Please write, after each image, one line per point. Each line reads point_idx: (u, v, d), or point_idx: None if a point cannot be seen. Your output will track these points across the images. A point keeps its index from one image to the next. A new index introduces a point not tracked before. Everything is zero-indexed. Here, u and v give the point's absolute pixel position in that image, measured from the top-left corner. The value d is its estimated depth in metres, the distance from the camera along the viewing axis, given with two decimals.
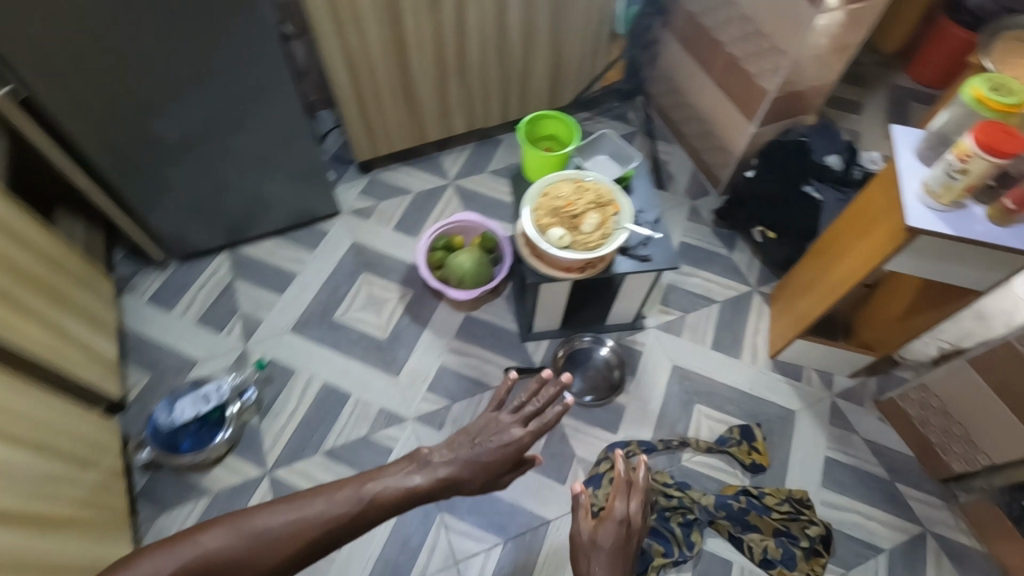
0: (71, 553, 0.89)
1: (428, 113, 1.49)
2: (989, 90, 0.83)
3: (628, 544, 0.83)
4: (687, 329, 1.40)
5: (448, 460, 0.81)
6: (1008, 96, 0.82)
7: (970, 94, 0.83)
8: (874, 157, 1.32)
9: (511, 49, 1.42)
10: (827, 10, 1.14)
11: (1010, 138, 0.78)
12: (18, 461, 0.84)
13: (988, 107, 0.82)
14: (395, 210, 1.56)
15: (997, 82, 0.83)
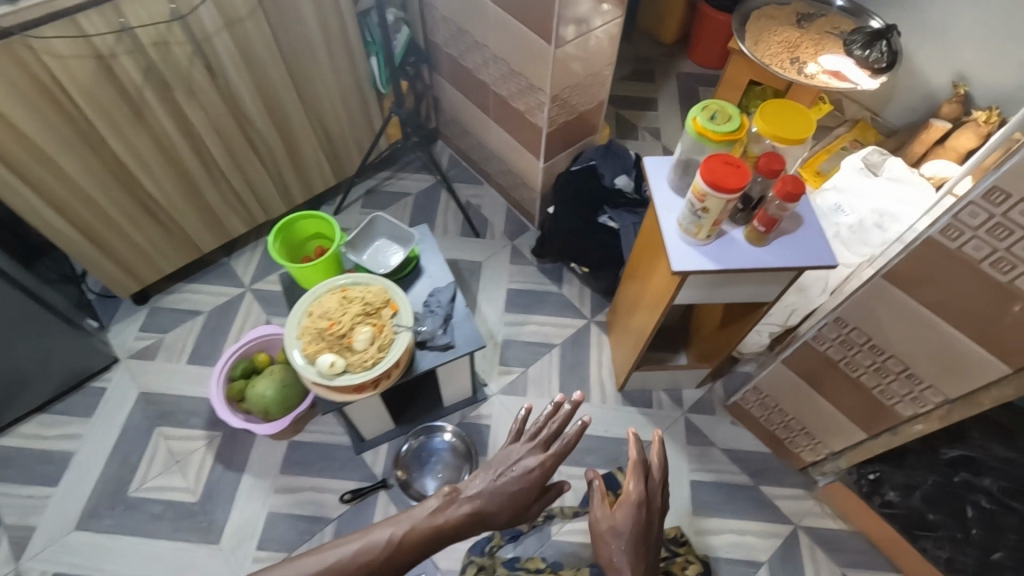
0: None
1: (190, 226, 1.30)
2: (708, 120, 0.79)
3: (640, 538, 0.86)
4: (531, 384, 1.32)
5: (479, 489, 0.83)
6: (726, 124, 0.79)
7: (693, 126, 0.80)
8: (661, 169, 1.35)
9: (261, 138, 1.26)
10: (563, 44, 1.09)
11: (732, 171, 0.75)
12: None
13: (710, 137, 0.79)
14: (185, 339, 1.35)
15: (714, 108, 0.80)
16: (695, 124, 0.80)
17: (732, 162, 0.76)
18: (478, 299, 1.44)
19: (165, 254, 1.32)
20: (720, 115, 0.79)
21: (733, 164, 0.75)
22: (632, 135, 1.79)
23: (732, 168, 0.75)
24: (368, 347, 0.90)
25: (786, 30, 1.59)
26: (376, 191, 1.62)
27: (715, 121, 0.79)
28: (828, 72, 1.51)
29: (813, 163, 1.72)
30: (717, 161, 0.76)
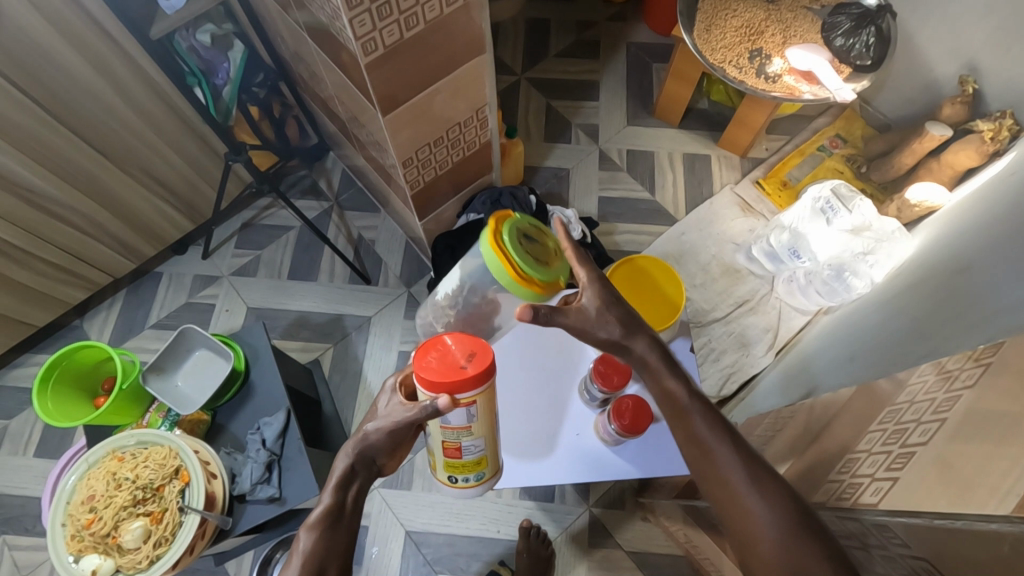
0: None
1: (8, 306, 1.10)
2: (518, 242, 0.62)
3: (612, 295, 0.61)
4: (417, 476, 1.16)
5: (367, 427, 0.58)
6: (553, 263, 0.64)
7: (488, 237, 0.62)
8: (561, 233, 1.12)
9: (64, 204, 1.02)
10: (401, 106, 0.82)
11: (449, 370, 0.52)
12: None
13: (529, 281, 0.60)
14: (31, 425, 1.19)
15: (541, 235, 0.67)
16: (500, 238, 0.62)
17: (469, 355, 0.54)
18: (364, 367, 1.25)
19: None
20: (535, 234, 0.66)
21: (460, 360, 0.53)
22: (564, 136, 1.48)
23: (450, 368, 0.53)
24: (142, 543, 0.74)
25: (749, 9, 1.24)
26: (252, 225, 1.37)
27: (529, 253, 0.62)
28: (796, 72, 1.17)
29: (779, 171, 1.41)
30: (445, 348, 0.55)
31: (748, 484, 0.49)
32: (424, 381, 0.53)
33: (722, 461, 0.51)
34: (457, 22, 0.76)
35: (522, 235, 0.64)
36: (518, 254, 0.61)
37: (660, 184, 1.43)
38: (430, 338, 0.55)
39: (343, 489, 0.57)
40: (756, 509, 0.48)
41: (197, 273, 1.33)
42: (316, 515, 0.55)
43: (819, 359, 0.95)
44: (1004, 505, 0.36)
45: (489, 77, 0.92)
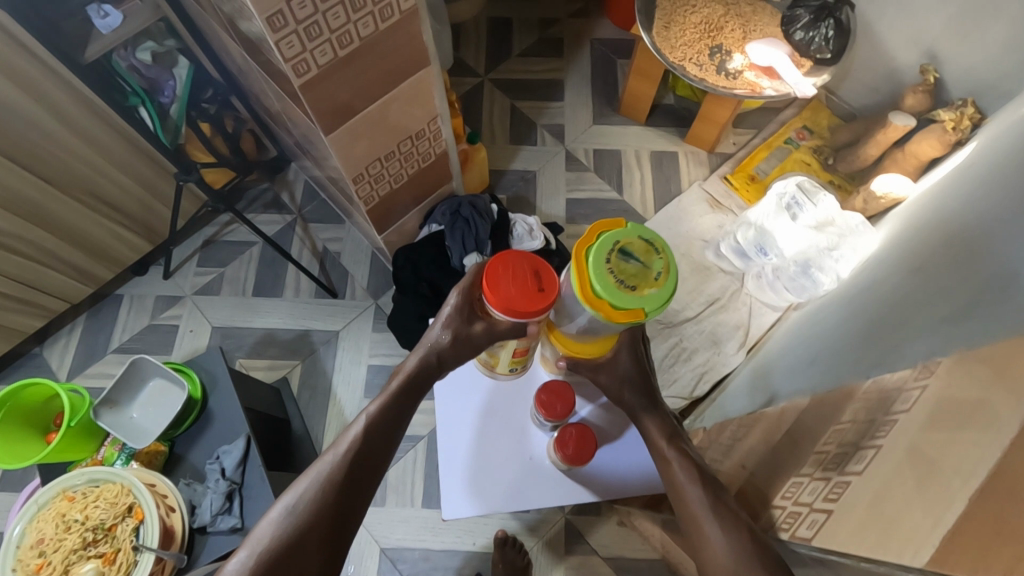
0: None
1: None
2: (607, 260, 0.53)
3: (640, 346, 0.65)
4: (390, 492, 1.15)
5: (438, 332, 0.60)
6: (652, 291, 0.53)
7: (578, 253, 0.55)
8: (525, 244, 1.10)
9: (8, 233, 0.99)
10: (346, 123, 0.79)
11: (529, 295, 0.54)
12: None
13: (601, 307, 0.53)
14: None
15: (657, 249, 0.54)
16: (586, 257, 0.54)
17: (539, 276, 0.55)
18: (333, 382, 1.23)
19: None
20: (644, 250, 0.54)
21: (536, 283, 0.55)
22: (529, 137, 1.46)
23: (528, 290, 0.55)
24: None
25: (707, 4, 1.22)
26: (214, 242, 1.34)
27: (614, 277, 0.52)
28: (757, 67, 1.16)
29: (747, 165, 1.40)
30: (512, 271, 0.55)
31: (708, 511, 0.55)
32: (507, 313, 0.55)
33: (692, 497, 0.57)
34: (398, 38, 0.74)
35: (623, 250, 0.54)
36: (598, 279, 0.52)
37: (628, 183, 1.42)
38: (491, 267, 0.56)
39: (414, 382, 0.61)
40: (723, 553, 0.52)
41: (160, 294, 1.30)
42: (389, 389, 0.60)
43: (784, 359, 0.95)
44: (919, 555, 0.36)
45: (438, 87, 0.90)
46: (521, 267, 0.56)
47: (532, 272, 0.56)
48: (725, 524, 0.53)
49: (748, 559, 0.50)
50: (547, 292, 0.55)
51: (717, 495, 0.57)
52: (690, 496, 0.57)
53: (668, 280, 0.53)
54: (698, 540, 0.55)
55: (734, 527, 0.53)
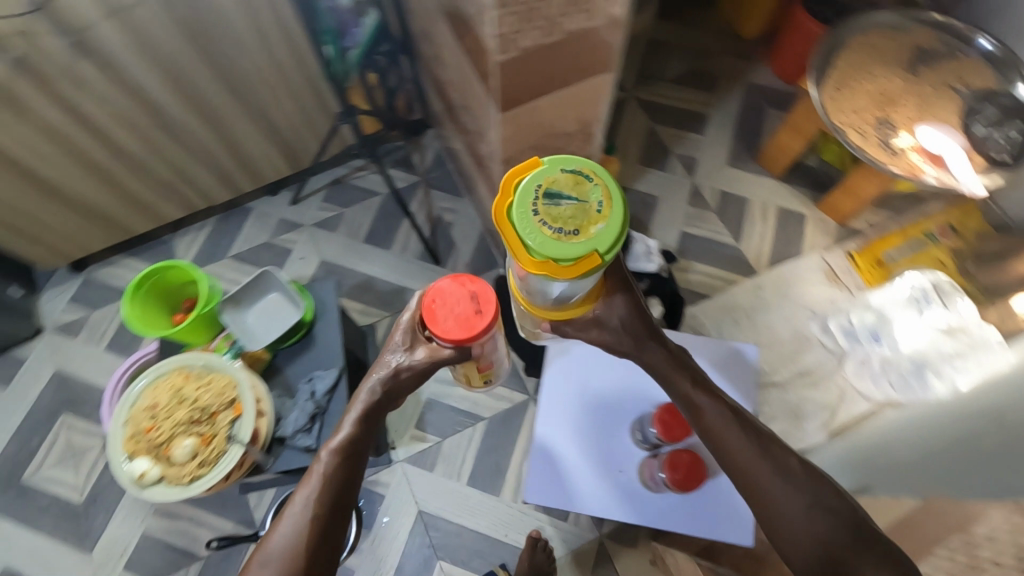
0: None
1: (116, 210, 1.19)
2: (532, 212, 0.53)
3: (629, 295, 0.69)
4: (441, 460, 1.18)
5: (392, 359, 0.71)
6: (596, 228, 0.52)
7: (502, 208, 0.54)
8: (641, 260, 1.07)
9: (183, 127, 1.09)
10: (518, 107, 0.82)
11: (465, 319, 0.70)
12: None
13: (546, 264, 0.53)
14: (110, 322, 1.29)
15: (587, 179, 0.54)
16: (511, 210, 0.53)
17: (475, 300, 0.71)
18: None
19: (85, 233, 1.22)
20: (574, 184, 0.54)
21: (472, 307, 0.71)
22: (660, 163, 1.46)
23: (464, 314, 0.71)
24: (190, 459, 0.79)
25: (886, 76, 1.17)
26: (342, 183, 1.42)
27: (545, 227, 0.52)
28: (923, 151, 1.11)
29: (878, 248, 1.31)
30: (451, 303, 0.71)
31: (773, 487, 0.63)
32: (450, 337, 0.70)
33: (761, 477, 0.63)
34: (596, 40, 0.76)
35: (549, 193, 0.54)
36: (531, 236, 0.52)
37: (747, 233, 1.39)
38: (428, 302, 0.71)
39: (373, 410, 0.69)
40: (800, 524, 0.61)
41: (283, 217, 1.39)
42: (352, 416, 0.68)
43: (880, 455, 0.90)
44: None
45: (607, 95, 0.92)
46: (457, 296, 0.71)
47: (463, 300, 0.71)
48: (792, 497, 0.62)
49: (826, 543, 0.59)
50: (484, 312, 0.71)
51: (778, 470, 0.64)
52: (759, 478, 0.63)
53: (609, 208, 0.53)
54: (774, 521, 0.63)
55: (806, 501, 0.62)
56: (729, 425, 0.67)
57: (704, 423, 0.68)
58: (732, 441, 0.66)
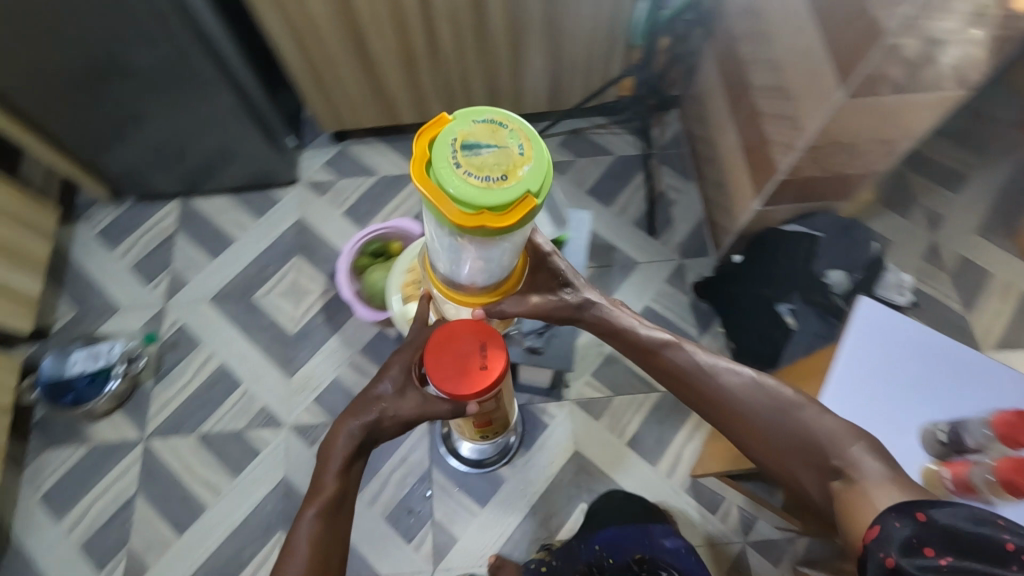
0: None
1: (398, 96, 1.32)
2: (452, 159, 0.48)
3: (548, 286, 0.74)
4: (608, 413, 1.22)
5: (383, 388, 0.69)
6: (523, 170, 0.49)
7: (421, 160, 0.49)
8: (895, 288, 1.02)
9: (491, 38, 1.18)
10: (865, 97, 0.81)
11: (464, 370, 0.66)
12: None
13: (486, 217, 0.48)
14: (352, 192, 1.44)
15: (500, 125, 0.51)
16: (432, 158, 0.49)
17: (484, 354, 0.66)
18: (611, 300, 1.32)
19: (365, 109, 1.36)
20: (489, 131, 0.50)
21: (478, 361, 0.66)
22: (902, 208, 1.39)
23: (469, 366, 0.66)
24: None
25: None
26: (580, 134, 1.49)
27: (469, 175, 0.48)
28: None
29: None
30: (466, 353, 0.66)
31: (735, 403, 0.69)
32: (448, 387, 0.66)
33: (727, 392, 0.70)
34: (984, 55, 0.75)
35: (467, 143, 0.49)
36: (452, 185, 0.47)
37: (979, 306, 1.30)
38: (433, 344, 0.66)
39: (375, 426, 0.68)
40: (746, 408, 0.68)
41: None
42: (347, 445, 0.67)
43: None
44: None
45: (942, 114, 0.88)
46: (468, 342, 0.67)
47: (479, 332, 0.67)
48: (740, 398, 0.69)
49: (781, 453, 0.66)
50: (490, 368, 0.66)
51: (741, 387, 0.70)
52: (727, 390, 0.70)
53: (530, 150, 0.50)
54: (748, 440, 0.68)
55: (750, 404, 0.68)
56: (657, 350, 0.76)
57: (636, 346, 0.77)
58: (720, 378, 0.71)
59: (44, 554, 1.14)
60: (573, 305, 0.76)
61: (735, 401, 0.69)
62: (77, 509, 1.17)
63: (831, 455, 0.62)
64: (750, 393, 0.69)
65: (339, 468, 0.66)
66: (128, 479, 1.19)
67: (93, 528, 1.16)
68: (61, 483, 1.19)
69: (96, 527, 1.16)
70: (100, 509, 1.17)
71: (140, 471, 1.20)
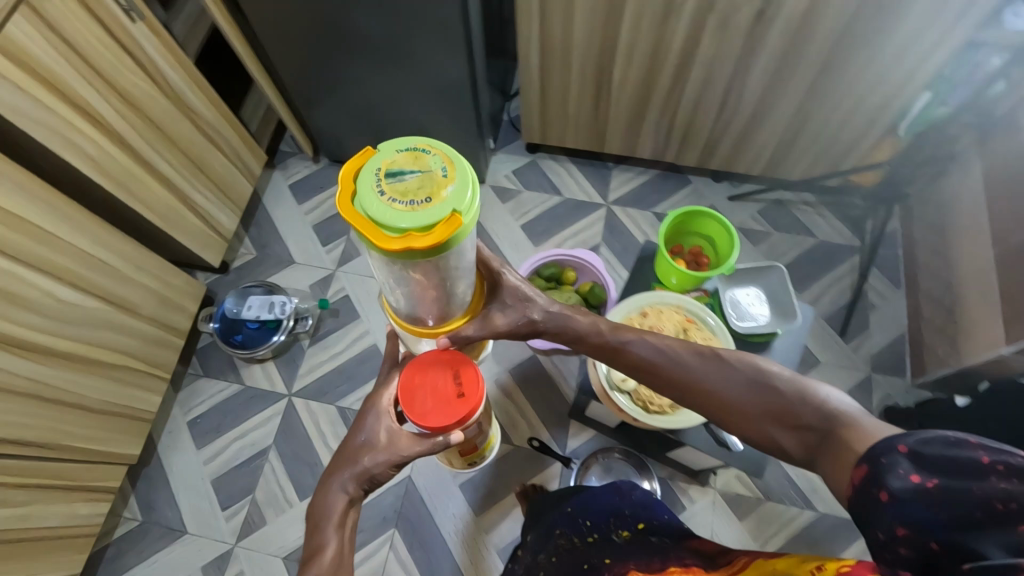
0: (121, 403, 1.06)
1: (614, 126, 1.27)
2: (378, 195, 0.45)
3: (486, 285, 0.69)
4: (753, 516, 1.12)
5: (371, 433, 0.66)
6: (448, 190, 0.45)
7: (349, 208, 0.45)
8: None
9: (739, 94, 1.11)
10: None
11: (444, 396, 0.64)
12: (103, 314, 0.99)
13: (415, 240, 0.44)
14: (534, 206, 1.42)
15: (425, 150, 0.47)
16: (362, 209, 0.45)
17: (459, 380, 0.65)
18: None
19: (574, 132, 1.32)
20: (411, 157, 0.46)
21: (454, 389, 0.64)
22: None
23: (446, 394, 0.64)
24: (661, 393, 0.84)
25: None
26: (784, 206, 1.38)
27: (403, 206, 0.44)
28: None
29: None
30: (430, 390, 0.64)
31: (707, 377, 0.63)
32: (430, 421, 0.63)
33: (714, 383, 0.62)
34: None
35: (391, 173, 0.46)
36: (389, 225, 0.44)
37: None
38: (402, 392, 0.64)
39: (366, 478, 0.64)
40: (740, 398, 0.60)
41: (715, 205, 1.39)
42: (343, 505, 0.62)
43: None
44: None
45: None
46: (439, 376, 0.65)
47: (449, 361, 0.65)
48: (718, 387, 0.62)
49: (772, 420, 0.58)
50: (468, 394, 0.64)
51: (725, 365, 0.63)
52: (708, 383, 0.63)
53: (453, 169, 0.46)
54: (718, 411, 0.62)
55: (718, 380, 0.62)
56: (606, 341, 0.73)
57: (602, 348, 0.72)
58: (690, 373, 0.64)
59: (179, 477, 1.19)
60: (534, 323, 0.73)
61: (725, 395, 0.61)
62: (217, 444, 1.22)
63: (800, 411, 0.56)
64: (729, 371, 0.62)
65: (334, 524, 0.61)
66: (267, 429, 1.22)
67: (227, 466, 1.20)
68: (208, 413, 1.24)
69: (229, 466, 1.20)
70: (236, 450, 1.21)
71: (279, 425, 1.23)
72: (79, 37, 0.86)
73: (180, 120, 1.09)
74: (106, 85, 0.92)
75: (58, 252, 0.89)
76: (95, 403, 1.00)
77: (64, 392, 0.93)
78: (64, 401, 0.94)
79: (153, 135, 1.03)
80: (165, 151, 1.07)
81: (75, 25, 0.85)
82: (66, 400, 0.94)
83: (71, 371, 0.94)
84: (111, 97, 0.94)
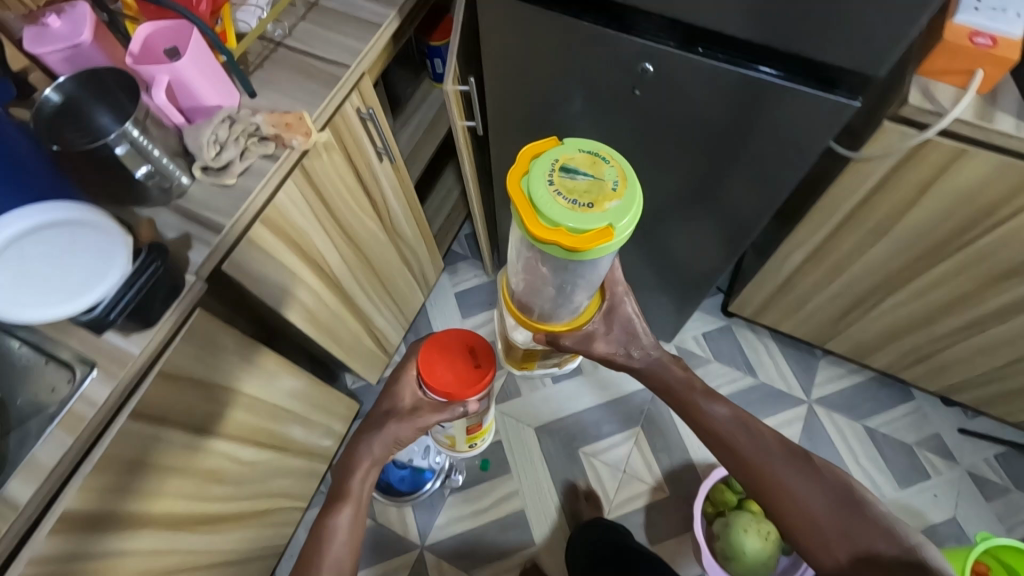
0: (259, 547, 0.96)
1: (854, 335, 1.08)
2: (550, 183, 0.49)
3: (614, 301, 0.69)
4: None
5: (403, 402, 0.74)
6: (612, 204, 0.48)
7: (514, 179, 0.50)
8: None
9: None
10: None
11: (462, 369, 0.72)
12: (268, 466, 0.88)
13: (562, 237, 0.47)
14: (722, 383, 1.24)
15: (602, 159, 0.51)
16: (525, 181, 0.49)
17: (473, 354, 0.74)
18: None
19: (796, 322, 1.14)
20: (590, 162, 0.50)
21: (471, 363, 0.73)
22: None
23: (465, 368, 0.72)
24: None
25: None
26: None
27: (564, 198, 0.48)
28: None
29: None
30: (448, 363, 0.72)
31: (778, 462, 0.65)
32: (452, 392, 0.71)
33: (786, 476, 0.64)
34: None
35: (566, 167, 0.50)
36: (547, 209, 0.48)
37: None
38: (424, 358, 0.72)
39: (391, 441, 0.72)
40: (813, 500, 0.62)
41: (940, 436, 1.18)
42: (365, 467, 0.71)
43: None
44: None
45: None
46: (456, 351, 0.74)
47: (472, 345, 0.75)
48: (801, 491, 0.63)
49: (844, 536, 0.59)
50: (483, 366, 0.73)
51: (818, 475, 0.64)
52: (777, 470, 0.64)
53: (624, 188, 0.49)
54: (784, 506, 0.63)
55: (806, 479, 0.63)
56: (701, 410, 0.71)
57: (685, 406, 0.72)
58: (776, 472, 0.64)
59: None
60: (631, 362, 0.74)
61: (803, 493, 0.62)
62: None
63: (883, 552, 0.57)
64: (817, 489, 0.62)
65: (365, 471, 0.71)
66: None
67: None
68: None
69: None
70: None
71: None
72: (330, 189, 0.75)
73: (388, 250, 0.98)
74: (338, 231, 0.81)
75: (250, 414, 0.78)
76: (239, 557, 0.89)
77: (217, 558, 0.83)
78: (215, 564, 0.83)
79: (362, 271, 0.92)
80: (366, 285, 0.95)
81: (330, 177, 0.74)
82: (217, 562, 0.83)
83: (228, 535, 0.83)
84: (338, 242, 0.82)
